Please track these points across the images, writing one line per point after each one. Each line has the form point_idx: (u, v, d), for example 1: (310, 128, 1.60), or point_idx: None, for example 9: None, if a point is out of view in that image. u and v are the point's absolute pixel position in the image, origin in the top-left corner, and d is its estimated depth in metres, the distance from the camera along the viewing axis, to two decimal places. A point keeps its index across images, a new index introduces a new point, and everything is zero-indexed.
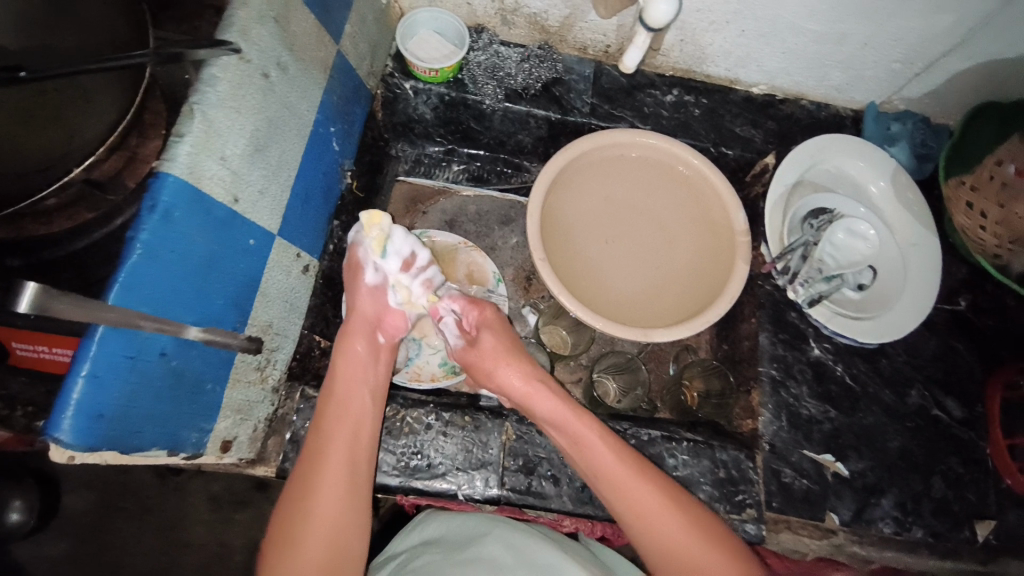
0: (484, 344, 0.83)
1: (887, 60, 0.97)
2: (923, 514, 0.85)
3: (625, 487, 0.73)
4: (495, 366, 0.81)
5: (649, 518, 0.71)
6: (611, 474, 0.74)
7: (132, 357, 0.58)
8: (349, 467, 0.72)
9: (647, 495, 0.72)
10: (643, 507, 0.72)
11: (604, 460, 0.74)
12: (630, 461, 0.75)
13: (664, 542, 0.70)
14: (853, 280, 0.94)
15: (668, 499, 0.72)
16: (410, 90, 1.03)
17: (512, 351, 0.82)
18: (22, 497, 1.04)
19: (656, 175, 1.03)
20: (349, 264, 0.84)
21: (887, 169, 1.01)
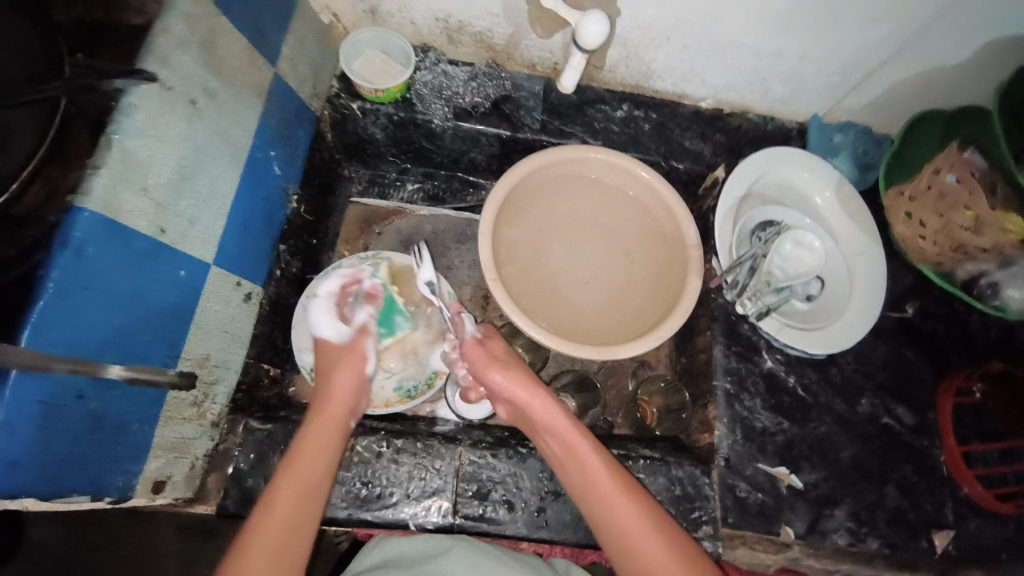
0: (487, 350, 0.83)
1: (825, 73, 0.99)
2: (878, 524, 0.86)
3: (606, 495, 0.71)
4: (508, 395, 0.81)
5: (624, 531, 0.69)
6: (593, 482, 0.72)
7: (44, 401, 0.55)
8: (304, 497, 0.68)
9: (626, 508, 0.70)
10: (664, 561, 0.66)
11: (586, 465, 0.73)
12: (615, 471, 0.73)
13: (639, 562, 0.66)
14: (802, 290, 0.95)
15: (644, 512, 0.70)
16: (358, 110, 1.01)
17: (512, 359, 0.82)
18: None
19: (610, 190, 1.03)
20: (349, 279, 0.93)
21: (831, 179, 1.03)
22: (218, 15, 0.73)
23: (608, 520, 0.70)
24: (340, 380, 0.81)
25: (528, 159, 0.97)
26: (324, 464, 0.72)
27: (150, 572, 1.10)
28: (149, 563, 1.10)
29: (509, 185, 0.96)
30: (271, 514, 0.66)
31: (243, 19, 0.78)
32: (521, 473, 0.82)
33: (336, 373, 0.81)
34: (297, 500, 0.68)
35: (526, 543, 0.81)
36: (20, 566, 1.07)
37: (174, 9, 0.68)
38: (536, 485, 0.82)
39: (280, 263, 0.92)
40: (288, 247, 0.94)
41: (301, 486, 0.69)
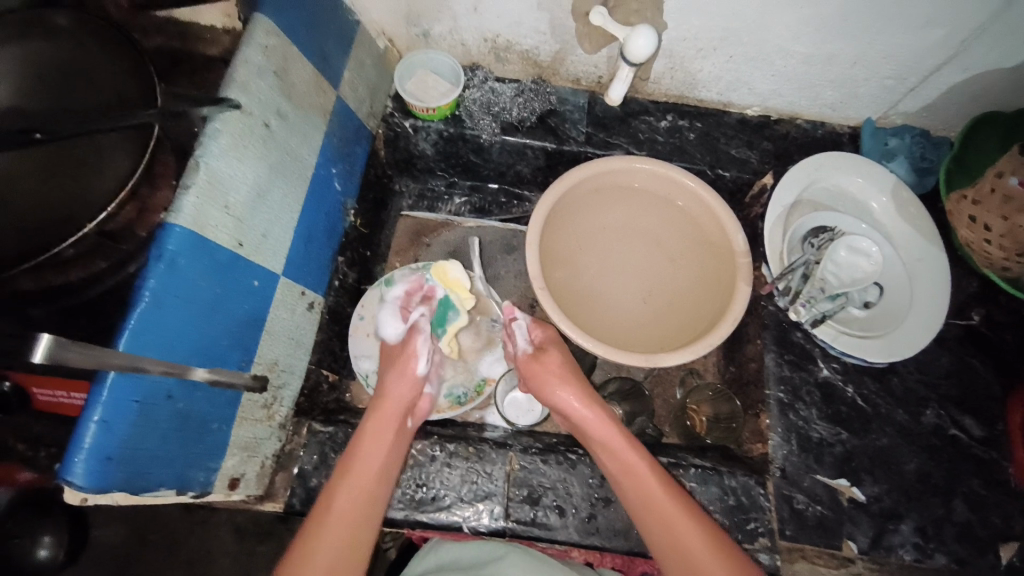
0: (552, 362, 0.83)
1: (878, 77, 0.97)
2: (947, 540, 0.82)
3: (664, 514, 0.71)
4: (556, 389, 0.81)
5: (683, 553, 0.68)
6: (651, 501, 0.72)
7: (139, 400, 0.60)
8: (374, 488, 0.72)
9: (688, 530, 0.69)
10: None
11: (642, 482, 0.73)
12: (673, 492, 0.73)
13: None
14: (859, 297, 0.92)
15: (704, 534, 0.69)
16: (410, 127, 1.06)
17: (572, 370, 0.82)
18: (52, 532, 1.06)
19: (654, 197, 1.04)
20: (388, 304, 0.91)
21: (886, 184, 1.01)
22: (289, 43, 0.79)
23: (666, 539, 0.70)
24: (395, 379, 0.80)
25: (571, 173, 0.99)
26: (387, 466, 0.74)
27: (212, 570, 1.15)
28: (210, 561, 1.16)
29: (553, 198, 0.97)
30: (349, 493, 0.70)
31: (310, 46, 0.84)
32: (571, 479, 0.83)
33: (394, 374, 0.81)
34: (366, 486, 0.71)
35: (577, 550, 0.81)
36: (94, 560, 1.14)
37: (252, 41, 0.74)
38: (587, 491, 0.82)
39: (338, 273, 0.97)
40: (346, 258, 0.99)
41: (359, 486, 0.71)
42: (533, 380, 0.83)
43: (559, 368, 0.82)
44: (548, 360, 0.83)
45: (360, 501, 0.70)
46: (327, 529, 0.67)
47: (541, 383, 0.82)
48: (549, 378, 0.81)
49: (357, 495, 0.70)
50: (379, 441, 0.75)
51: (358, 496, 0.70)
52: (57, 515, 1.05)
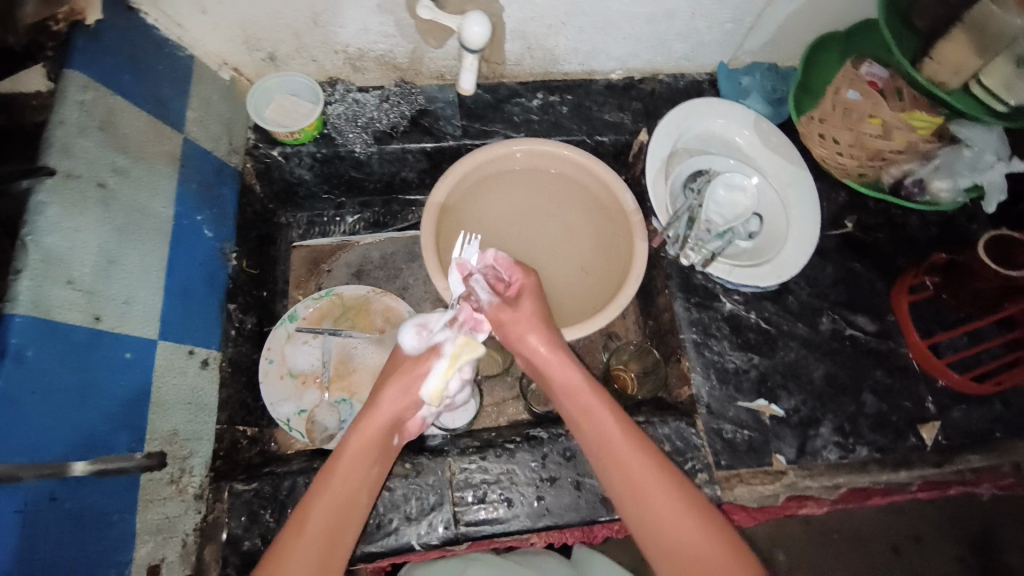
0: (524, 309, 0.81)
1: (720, 22, 1.02)
2: (863, 432, 0.89)
3: (642, 483, 0.71)
4: (523, 331, 0.80)
5: (635, 483, 0.71)
6: (608, 442, 0.74)
7: (14, 512, 0.55)
8: (344, 521, 0.68)
9: (666, 503, 0.69)
10: (666, 519, 0.68)
11: (625, 457, 0.72)
12: (658, 463, 0.72)
13: (653, 512, 0.69)
14: (743, 230, 0.98)
15: (652, 465, 0.72)
16: (280, 156, 1.01)
17: (543, 318, 0.81)
18: None
19: (540, 176, 1.05)
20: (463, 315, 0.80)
21: (746, 120, 1.07)
22: (111, 93, 0.74)
23: (639, 504, 0.70)
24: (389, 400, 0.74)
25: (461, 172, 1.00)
26: (352, 496, 0.69)
27: None
28: None
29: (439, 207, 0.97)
30: (315, 514, 0.67)
31: (138, 92, 0.79)
32: (514, 468, 0.83)
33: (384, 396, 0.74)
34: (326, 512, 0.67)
35: (532, 532, 0.81)
36: None
37: (65, 101, 0.69)
38: (531, 476, 0.83)
39: (232, 321, 0.91)
40: (239, 305, 0.93)
41: (363, 448, 0.72)
42: (502, 329, 0.81)
43: (530, 311, 0.81)
44: (520, 307, 0.81)
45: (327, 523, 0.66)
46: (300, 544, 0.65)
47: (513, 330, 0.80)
48: (525, 325, 0.80)
49: (337, 491, 0.68)
50: (333, 473, 0.69)
51: (328, 514, 0.67)
52: None
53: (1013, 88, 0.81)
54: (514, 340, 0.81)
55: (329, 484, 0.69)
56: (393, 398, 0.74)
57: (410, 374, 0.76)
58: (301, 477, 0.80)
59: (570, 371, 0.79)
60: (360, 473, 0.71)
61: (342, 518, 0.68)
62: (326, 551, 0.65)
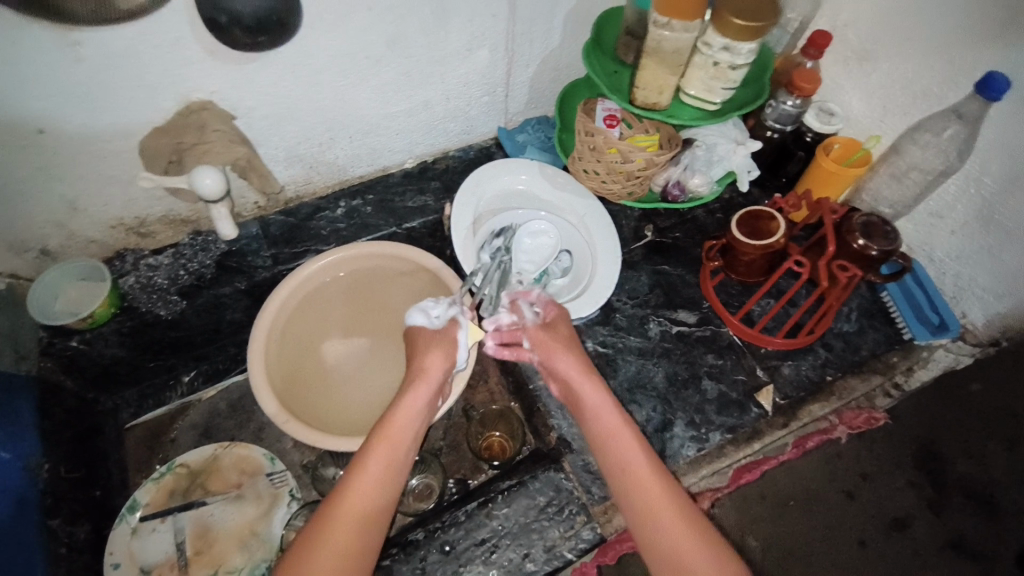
0: (559, 331, 0.87)
1: (475, 98, 1.13)
2: (712, 418, 0.96)
3: (650, 483, 0.71)
4: (551, 351, 0.84)
5: (644, 482, 0.72)
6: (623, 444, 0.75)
7: None
8: (356, 553, 0.64)
9: (683, 524, 0.69)
10: (671, 518, 0.69)
11: (637, 452, 0.74)
12: (662, 469, 0.73)
13: (658, 512, 0.70)
14: (554, 268, 1.07)
15: (659, 466, 0.73)
16: (83, 343, 0.95)
17: (574, 342, 0.86)
18: None
19: (360, 278, 1.06)
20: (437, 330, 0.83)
21: (526, 167, 1.16)
22: None
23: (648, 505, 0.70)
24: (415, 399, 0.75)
25: (285, 283, 0.98)
26: (361, 530, 0.65)
27: None
28: None
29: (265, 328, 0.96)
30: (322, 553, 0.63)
31: None
32: None
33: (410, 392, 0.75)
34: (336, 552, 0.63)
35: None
36: None
37: None
38: None
39: (59, 538, 0.84)
40: (65, 516, 0.86)
41: (386, 464, 0.69)
42: (539, 346, 0.85)
43: (566, 335, 0.87)
44: (556, 329, 0.87)
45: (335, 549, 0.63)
46: None
47: (545, 345, 0.85)
48: (557, 345, 0.84)
49: (355, 515, 0.66)
50: (349, 496, 0.67)
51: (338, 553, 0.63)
52: None
53: (713, 91, 0.97)
54: (543, 353, 0.85)
55: (342, 511, 0.66)
56: (434, 362, 0.79)
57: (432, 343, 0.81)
58: None
59: (598, 393, 0.80)
60: (376, 496, 0.67)
61: (353, 545, 0.64)
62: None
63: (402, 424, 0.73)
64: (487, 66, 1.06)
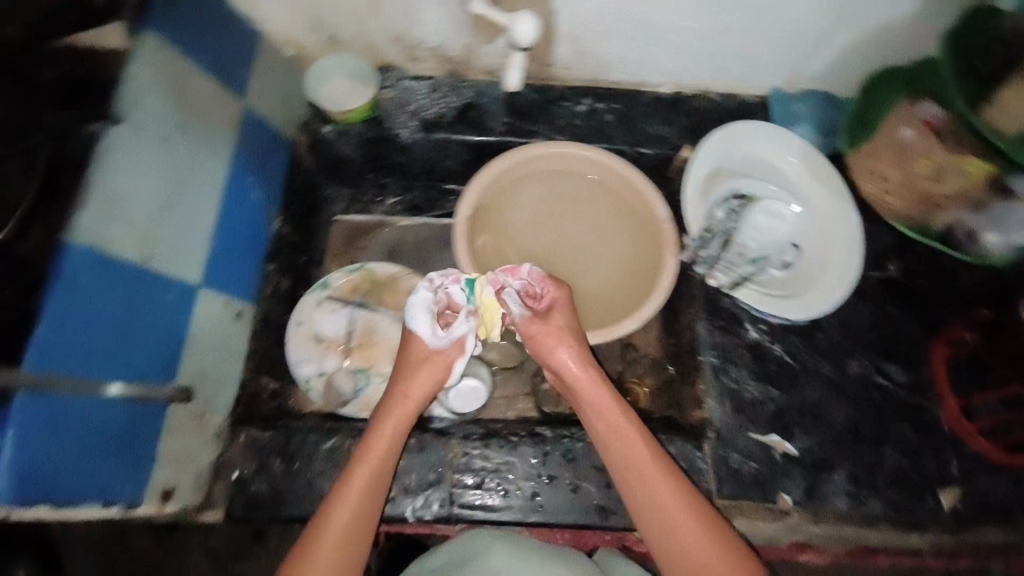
0: (553, 320, 0.82)
1: (778, 46, 0.99)
2: (879, 486, 0.86)
3: (649, 481, 0.72)
4: (552, 342, 0.81)
5: (644, 484, 0.72)
6: (621, 444, 0.75)
7: (53, 416, 0.60)
8: (367, 514, 0.71)
9: (681, 517, 0.70)
10: (672, 520, 0.69)
11: (637, 456, 0.74)
12: (660, 463, 0.74)
13: (661, 514, 0.70)
14: (778, 258, 0.97)
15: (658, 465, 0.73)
16: (331, 133, 1.05)
17: (576, 332, 0.82)
18: None
19: (577, 181, 1.05)
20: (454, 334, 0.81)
21: (794, 146, 1.03)
22: (184, 58, 0.78)
23: (650, 504, 0.71)
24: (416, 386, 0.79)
25: (539, 146, 1.01)
26: (374, 497, 0.72)
27: None
28: None
29: (491, 175, 1.00)
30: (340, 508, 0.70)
31: (207, 57, 0.83)
32: (514, 461, 0.85)
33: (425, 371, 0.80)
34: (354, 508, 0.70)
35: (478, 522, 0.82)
36: None
37: (140, 57, 0.73)
38: (528, 470, 0.84)
39: (269, 281, 0.96)
40: (277, 266, 0.98)
41: (395, 434, 0.76)
42: (535, 341, 0.82)
43: (559, 326, 0.82)
44: (548, 319, 0.82)
45: (355, 505, 0.70)
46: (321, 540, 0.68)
47: (542, 338, 0.81)
48: (552, 338, 0.81)
49: (364, 480, 0.72)
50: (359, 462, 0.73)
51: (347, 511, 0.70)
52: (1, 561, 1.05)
53: None
54: (543, 347, 0.82)
55: (358, 476, 0.72)
56: (427, 377, 0.80)
57: (433, 359, 0.80)
58: (313, 434, 0.83)
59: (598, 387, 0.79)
60: (384, 466, 0.74)
61: (365, 506, 0.71)
62: (350, 534, 0.69)
63: (402, 408, 0.78)
64: (804, 15, 0.92)
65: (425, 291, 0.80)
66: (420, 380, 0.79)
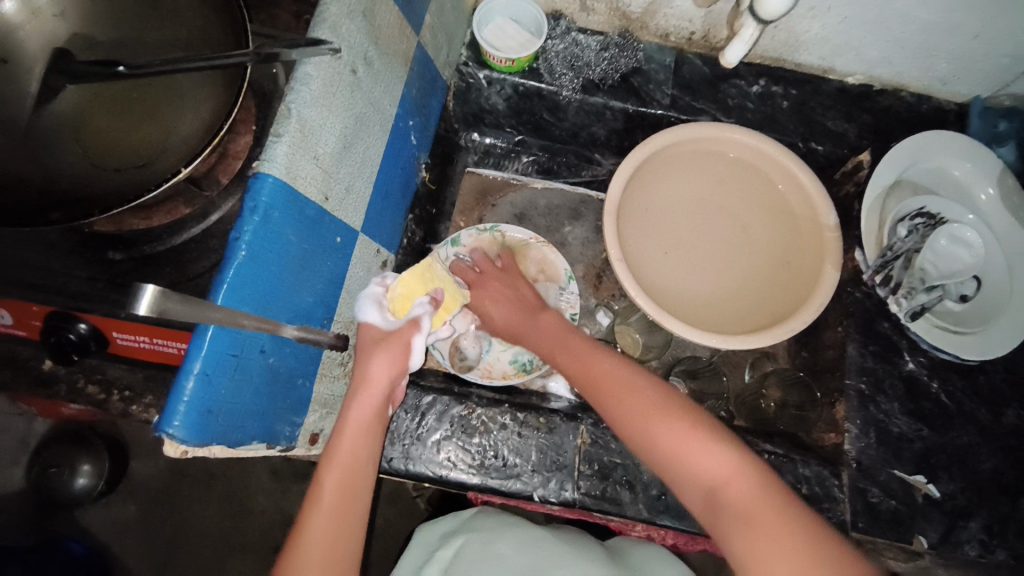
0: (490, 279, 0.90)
1: (995, 56, 0.92)
2: (1008, 536, 0.81)
3: (635, 415, 0.66)
4: (485, 297, 0.89)
5: (633, 424, 0.66)
6: (602, 388, 0.71)
7: (236, 354, 0.58)
8: (355, 497, 0.64)
9: (677, 435, 0.63)
10: (667, 446, 0.63)
11: (619, 391, 0.69)
12: (641, 388, 0.68)
13: (660, 447, 0.63)
14: (955, 290, 0.89)
15: (643, 393, 0.67)
16: (484, 80, 0.99)
17: (513, 289, 0.89)
18: (90, 462, 1.17)
19: (736, 171, 0.99)
20: (373, 337, 0.73)
21: (994, 171, 0.94)
22: None
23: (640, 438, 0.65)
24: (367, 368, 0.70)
25: (729, 129, 0.95)
26: (357, 479, 0.65)
27: (246, 506, 1.26)
28: (250, 495, 1.27)
29: (667, 141, 0.94)
30: (323, 495, 0.62)
31: None
32: (642, 457, 0.81)
33: (370, 354, 0.72)
34: (338, 489, 0.63)
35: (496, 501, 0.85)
36: (132, 493, 1.24)
37: None
38: (658, 470, 0.80)
39: (408, 232, 0.94)
40: (416, 217, 0.95)
41: (369, 419, 0.69)
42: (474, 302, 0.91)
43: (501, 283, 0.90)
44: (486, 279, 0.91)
45: (341, 487, 0.63)
46: (308, 534, 0.60)
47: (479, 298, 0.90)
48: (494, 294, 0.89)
49: (343, 466, 0.65)
50: (335, 448, 0.66)
51: (335, 495, 0.63)
52: (90, 446, 1.18)
53: None
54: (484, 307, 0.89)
55: (333, 462, 0.64)
56: (381, 367, 0.71)
57: (390, 344, 0.73)
58: (443, 397, 0.82)
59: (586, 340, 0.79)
60: (363, 445, 0.67)
61: (351, 486, 0.64)
62: (345, 516, 0.62)
63: (372, 385, 0.70)
64: None
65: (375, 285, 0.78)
66: (378, 363, 0.71)
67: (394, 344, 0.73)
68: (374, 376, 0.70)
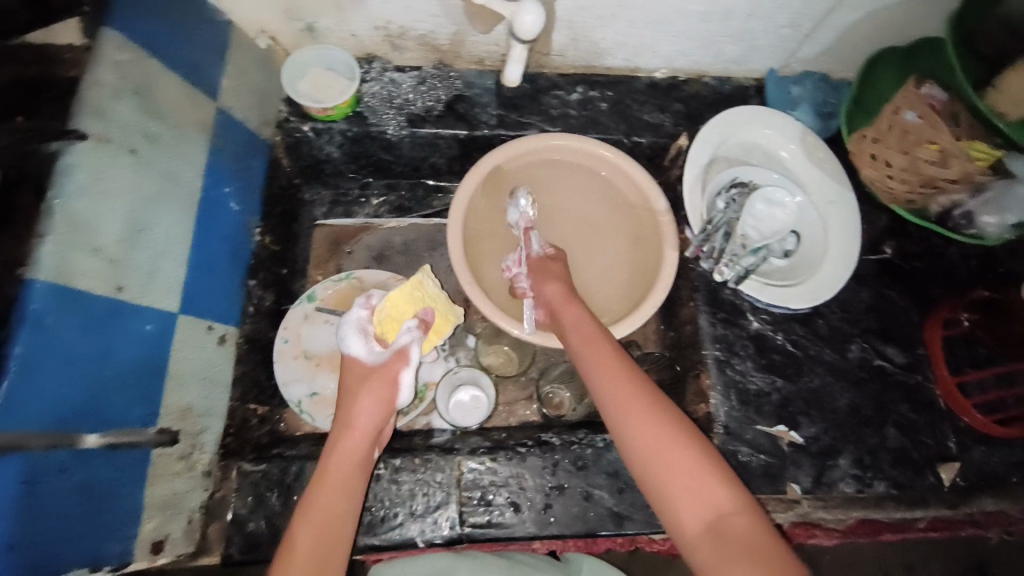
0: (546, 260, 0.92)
1: (775, 27, 0.98)
2: (883, 467, 0.87)
3: (664, 447, 0.67)
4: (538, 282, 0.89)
5: (656, 451, 0.67)
6: (627, 408, 0.71)
7: (25, 481, 0.54)
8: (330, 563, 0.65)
9: (695, 475, 0.65)
10: (685, 478, 0.65)
11: (642, 413, 0.70)
12: (669, 420, 0.70)
13: (674, 480, 0.65)
14: (778, 248, 0.96)
15: (670, 423, 0.69)
16: (310, 132, 0.98)
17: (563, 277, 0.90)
18: None
19: (573, 175, 1.03)
20: (363, 372, 0.78)
21: (794, 133, 1.03)
22: (148, 56, 0.72)
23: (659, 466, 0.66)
24: (361, 412, 0.75)
25: (549, 137, 0.99)
26: (339, 539, 0.67)
27: None
28: None
29: (494, 162, 0.97)
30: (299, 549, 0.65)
31: (176, 55, 0.76)
32: (523, 473, 0.82)
33: (362, 391, 0.77)
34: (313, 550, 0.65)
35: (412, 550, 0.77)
36: None
37: (102, 59, 0.67)
38: (540, 483, 0.81)
39: (252, 298, 0.88)
40: (259, 281, 0.90)
41: (351, 470, 0.72)
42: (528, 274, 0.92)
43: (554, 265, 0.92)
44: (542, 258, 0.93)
45: (312, 551, 0.65)
46: None
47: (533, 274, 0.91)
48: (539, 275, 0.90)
49: (320, 529, 0.66)
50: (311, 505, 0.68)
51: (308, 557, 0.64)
52: None
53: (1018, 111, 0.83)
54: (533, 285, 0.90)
55: (314, 518, 0.67)
56: (363, 408, 0.76)
57: (377, 378, 0.78)
58: (309, 462, 0.79)
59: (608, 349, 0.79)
60: (343, 501, 0.69)
61: (328, 549, 0.66)
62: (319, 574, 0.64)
63: (360, 436, 0.74)
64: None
65: (361, 311, 0.81)
66: (363, 402, 0.76)
67: (383, 382, 0.78)
68: (362, 413, 0.76)
